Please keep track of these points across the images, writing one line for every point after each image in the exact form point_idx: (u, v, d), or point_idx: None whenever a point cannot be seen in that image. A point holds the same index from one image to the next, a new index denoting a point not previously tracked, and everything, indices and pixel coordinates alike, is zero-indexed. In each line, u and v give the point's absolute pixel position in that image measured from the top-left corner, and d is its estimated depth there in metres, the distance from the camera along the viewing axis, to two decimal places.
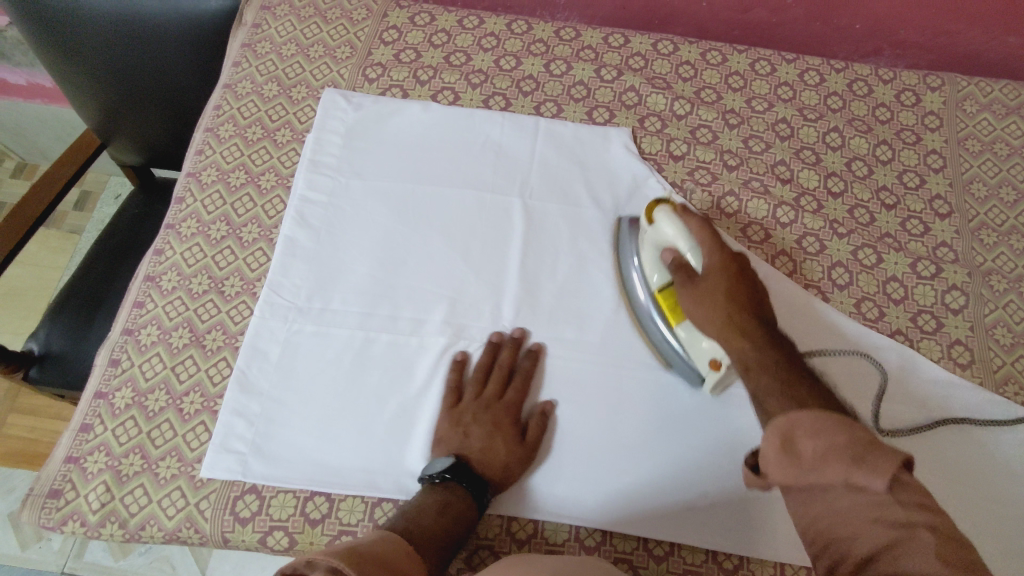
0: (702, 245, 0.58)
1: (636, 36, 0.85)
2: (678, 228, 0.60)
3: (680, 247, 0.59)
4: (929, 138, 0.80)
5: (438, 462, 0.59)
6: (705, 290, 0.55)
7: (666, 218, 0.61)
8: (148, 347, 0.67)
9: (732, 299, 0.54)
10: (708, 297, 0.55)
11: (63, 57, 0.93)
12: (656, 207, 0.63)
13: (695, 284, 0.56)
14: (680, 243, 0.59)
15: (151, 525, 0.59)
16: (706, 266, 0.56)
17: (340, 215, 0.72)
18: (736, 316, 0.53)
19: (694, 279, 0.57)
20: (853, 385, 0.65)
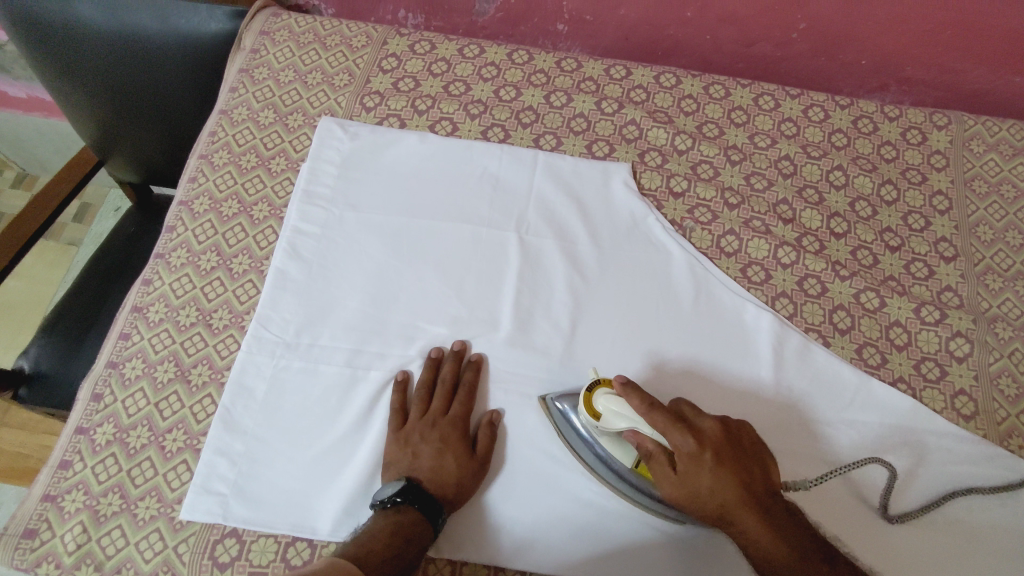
0: (663, 433, 0.55)
1: (639, 68, 0.84)
2: (630, 416, 0.56)
3: (642, 433, 0.56)
4: (935, 178, 0.78)
5: (388, 487, 0.57)
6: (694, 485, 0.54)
7: (612, 410, 0.57)
8: (132, 381, 0.65)
9: (723, 495, 0.53)
10: (695, 493, 0.54)
11: (61, 77, 0.92)
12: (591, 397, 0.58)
13: (677, 480, 0.55)
14: (640, 428, 0.56)
15: (127, 568, 0.57)
16: (680, 460, 0.54)
17: (333, 248, 0.71)
18: (731, 509, 0.53)
19: (674, 474, 0.55)
20: (829, 500, 0.61)
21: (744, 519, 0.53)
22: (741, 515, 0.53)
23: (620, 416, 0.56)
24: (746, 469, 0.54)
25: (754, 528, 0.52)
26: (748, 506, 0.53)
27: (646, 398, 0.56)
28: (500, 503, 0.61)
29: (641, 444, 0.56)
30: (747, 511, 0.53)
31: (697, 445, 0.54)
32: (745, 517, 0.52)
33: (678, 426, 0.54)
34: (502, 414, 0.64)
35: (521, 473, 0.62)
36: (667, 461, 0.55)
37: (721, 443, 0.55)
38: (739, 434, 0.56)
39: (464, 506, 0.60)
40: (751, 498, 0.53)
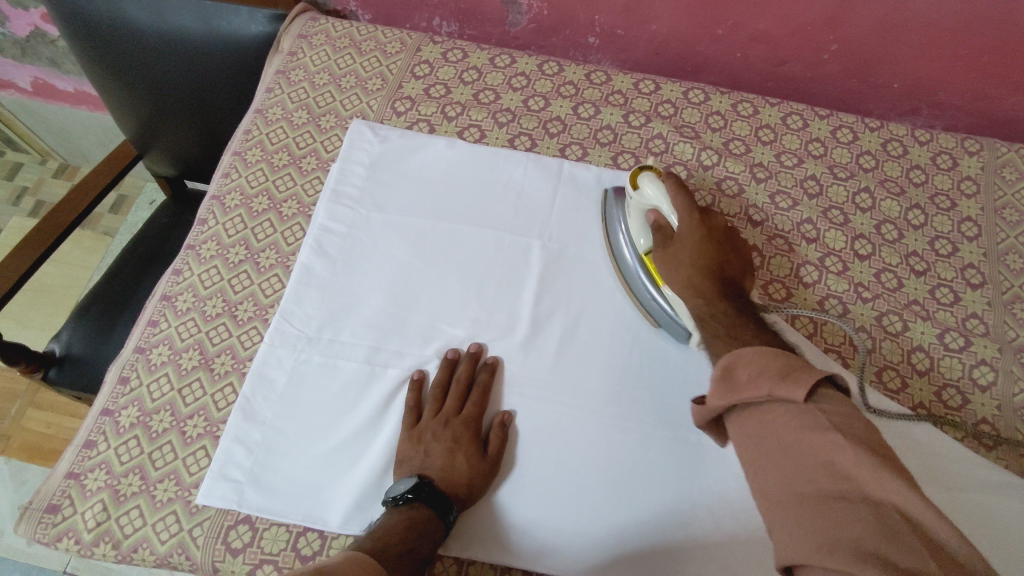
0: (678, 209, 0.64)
1: (667, 83, 0.85)
2: (661, 194, 0.65)
3: (661, 212, 0.66)
4: (964, 204, 0.77)
5: (401, 484, 0.58)
6: (675, 252, 0.64)
7: (650, 185, 0.66)
8: (158, 366, 0.67)
9: (696, 260, 0.63)
10: (675, 255, 0.64)
11: (108, 71, 0.96)
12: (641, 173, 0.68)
13: (665, 244, 0.65)
14: (663, 206, 0.66)
15: (144, 548, 0.59)
16: (678, 229, 0.64)
17: (357, 246, 0.73)
18: (696, 273, 0.62)
19: (666, 240, 0.65)
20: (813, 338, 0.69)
21: (704, 283, 0.62)
22: (700, 278, 0.62)
23: (653, 196, 0.66)
24: (725, 256, 0.63)
25: (706, 288, 0.61)
26: (710, 275, 0.62)
27: (682, 185, 0.65)
28: (509, 503, 0.61)
29: (657, 221, 0.67)
30: (707, 281, 0.62)
31: (697, 222, 0.64)
32: (702, 281, 0.62)
33: (691, 210, 0.64)
34: (515, 416, 0.65)
35: (529, 473, 0.62)
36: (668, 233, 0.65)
37: (720, 233, 0.64)
38: (738, 238, 0.66)
39: (474, 505, 0.60)
40: (717, 274, 0.62)
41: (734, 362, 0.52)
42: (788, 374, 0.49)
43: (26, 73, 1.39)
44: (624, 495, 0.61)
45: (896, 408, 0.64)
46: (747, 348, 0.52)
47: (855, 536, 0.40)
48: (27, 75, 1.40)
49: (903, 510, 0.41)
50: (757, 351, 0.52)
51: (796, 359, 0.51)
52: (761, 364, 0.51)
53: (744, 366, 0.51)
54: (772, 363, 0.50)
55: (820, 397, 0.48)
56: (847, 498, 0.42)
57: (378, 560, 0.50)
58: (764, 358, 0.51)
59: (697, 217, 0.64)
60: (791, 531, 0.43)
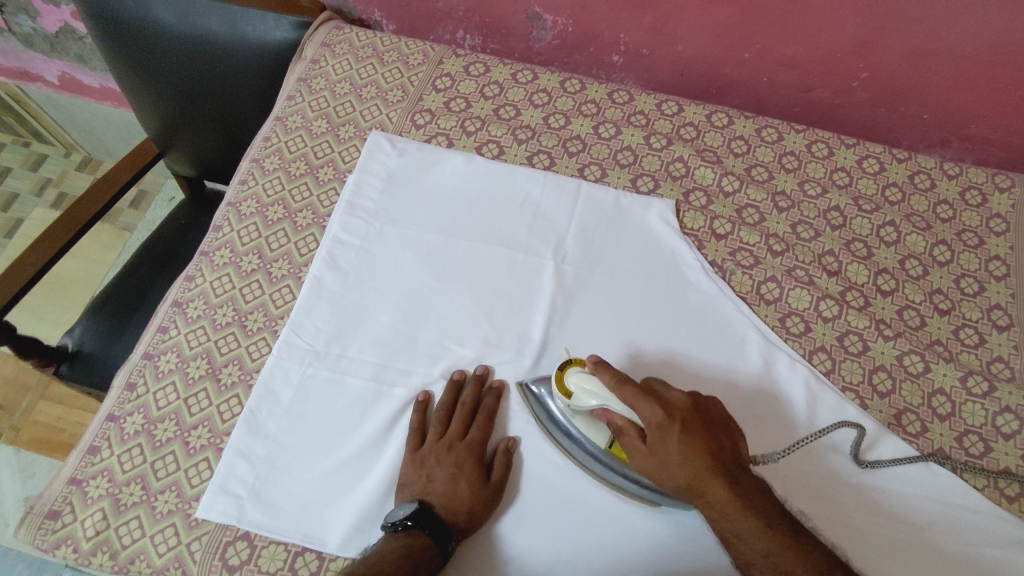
0: (636, 406, 0.55)
1: (691, 106, 0.84)
2: (600, 394, 0.58)
3: (612, 410, 0.57)
4: (993, 242, 0.75)
5: (401, 508, 0.57)
6: (665, 461, 0.54)
7: (585, 386, 0.58)
8: (165, 374, 0.67)
9: (691, 461, 0.53)
10: (665, 465, 0.54)
11: (132, 72, 0.96)
12: (566, 374, 0.60)
13: (645, 451, 0.55)
14: (610, 405, 0.57)
15: (141, 560, 0.59)
16: (648, 430, 0.55)
17: (370, 260, 0.72)
18: (699, 482, 0.53)
19: (643, 446, 0.55)
20: (812, 469, 0.62)
21: (714, 488, 0.52)
22: (711, 487, 0.52)
23: (591, 394, 0.58)
24: (715, 440, 0.54)
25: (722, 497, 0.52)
26: (717, 476, 0.52)
27: (616, 375, 0.57)
28: (509, 534, 0.60)
29: (610, 420, 0.57)
30: (718, 483, 0.52)
31: (664, 415, 0.54)
32: (714, 488, 0.52)
33: (641, 397, 0.55)
34: (520, 442, 0.64)
35: (532, 503, 0.61)
36: (637, 435, 0.55)
37: (688, 416, 0.55)
38: (709, 406, 0.57)
39: (474, 533, 0.59)
40: (720, 467, 0.53)
41: None
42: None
43: (54, 68, 1.41)
44: (629, 532, 0.59)
45: (915, 456, 0.62)
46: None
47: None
48: (55, 70, 1.42)
49: None
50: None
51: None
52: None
53: None
54: None
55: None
56: None
57: None
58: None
59: (657, 408, 0.55)
60: None
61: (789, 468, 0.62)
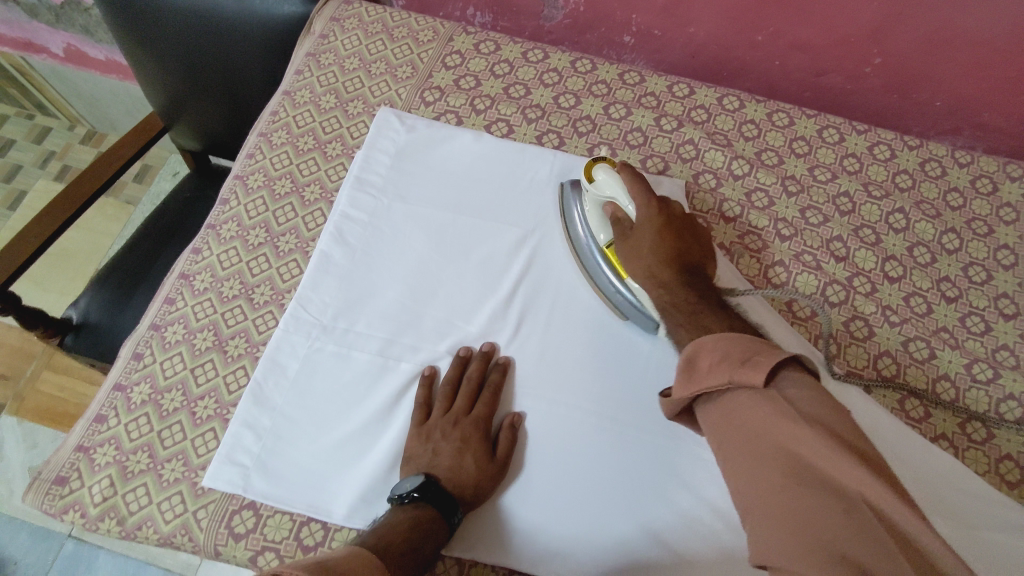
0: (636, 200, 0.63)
1: (702, 88, 0.83)
2: (616, 186, 0.64)
3: (618, 204, 0.64)
4: (1002, 231, 0.75)
5: (407, 482, 0.58)
6: (635, 245, 0.62)
7: (605, 176, 0.65)
8: (172, 345, 0.67)
9: (658, 249, 0.61)
10: (638, 248, 0.62)
11: (139, 43, 0.95)
12: (594, 165, 0.67)
13: (627, 237, 0.63)
14: (619, 200, 0.64)
15: (148, 526, 0.59)
16: (636, 220, 0.62)
17: (378, 235, 0.72)
18: (656, 268, 0.60)
19: (628, 232, 0.63)
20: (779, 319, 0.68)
21: (664, 275, 0.59)
22: (664, 270, 0.59)
23: (608, 186, 0.65)
24: (686, 245, 0.61)
25: (669, 277, 0.59)
26: (675, 264, 0.60)
27: (636, 176, 0.64)
28: (513, 508, 0.60)
29: (614, 213, 0.64)
30: (670, 271, 0.59)
31: (655, 212, 0.62)
32: (667, 273, 0.59)
33: (648, 195, 0.63)
34: (525, 418, 0.64)
35: (535, 479, 0.61)
36: (627, 227, 0.63)
37: (675, 219, 0.63)
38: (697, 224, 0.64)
39: (478, 508, 0.60)
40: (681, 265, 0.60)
41: (698, 353, 0.49)
42: (749, 361, 0.46)
43: (60, 39, 1.40)
44: (633, 508, 0.60)
45: (912, 434, 0.63)
46: (711, 337, 0.49)
47: (827, 539, 0.38)
48: (60, 41, 1.41)
49: (873, 506, 0.39)
50: (721, 339, 0.48)
51: (758, 344, 0.47)
52: (724, 353, 0.47)
53: (707, 354, 0.48)
54: (738, 351, 0.47)
55: (783, 383, 0.45)
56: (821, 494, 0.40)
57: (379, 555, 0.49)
58: (726, 346, 0.48)
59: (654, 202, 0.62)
60: (761, 533, 0.41)
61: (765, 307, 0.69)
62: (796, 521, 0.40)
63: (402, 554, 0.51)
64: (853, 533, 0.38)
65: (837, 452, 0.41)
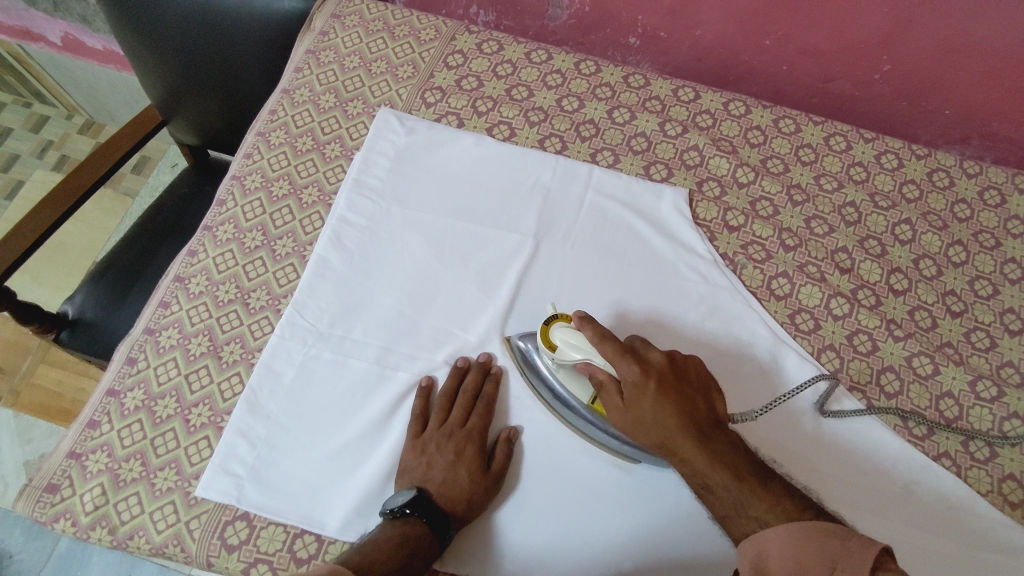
0: (617, 364, 0.56)
1: (708, 92, 0.82)
2: (585, 348, 0.58)
3: (594, 363, 0.58)
4: (1010, 244, 0.74)
5: (400, 496, 0.57)
6: (638, 416, 0.55)
7: (568, 338, 0.59)
8: (166, 350, 0.66)
9: (665, 417, 0.54)
10: (638, 419, 0.55)
11: (136, 38, 0.94)
12: (550, 329, 0.60)
13: (621, 406, 0.56)
14: (593, 360, 0.58)
15: (139, 536, 0.58)
16: (625, 388, 0.56)
17: (376, 241, 0.71)
18: (672, 438, 0.54)
19: (620, 401, 0.56)
20: (778, 431, 0.63)
21: (682, 447, 0.54)
22: (682, 444, 0.54)
23: (576, 349, 0.58)
24: (688, 401, 0.55)
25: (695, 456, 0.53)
26: (690, 435, 0.54)
27: (599, 330, 0.58)
28: (507, 523, 0.59)
29: (593, 375, 0.58)
30: (690, 445, 0.53)
31: (641, 372, 0.56)
32: (688, 448, 0.53)
33: (624, 355, 0.56)
34: (521, 431, 0.63)
35: (531, 492, 0.60)
36: (615, 391, 0.56)
37: (664, 372, 0.56)
38: (685, 366, 0.58)
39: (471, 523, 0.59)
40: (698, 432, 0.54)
41: (764, 559, 0.48)
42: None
43: (57, 28, 1.38)
44: (628, 523, 0.59)
45: (914, 453, 0.62)
46: (773, 540, 0.48)
47: None
48: (57, 30, 1.39)
49: None
50: (790, 544, 0.47)
51: (833, 544, 0.46)
52: (792, 560, 0.46)
53: (775, 563, 0.47)
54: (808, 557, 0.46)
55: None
56: None
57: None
58: (797, 554, 0.47)
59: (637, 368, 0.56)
60: None
61: (761, 426, 0.63)
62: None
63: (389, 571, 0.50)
64: None
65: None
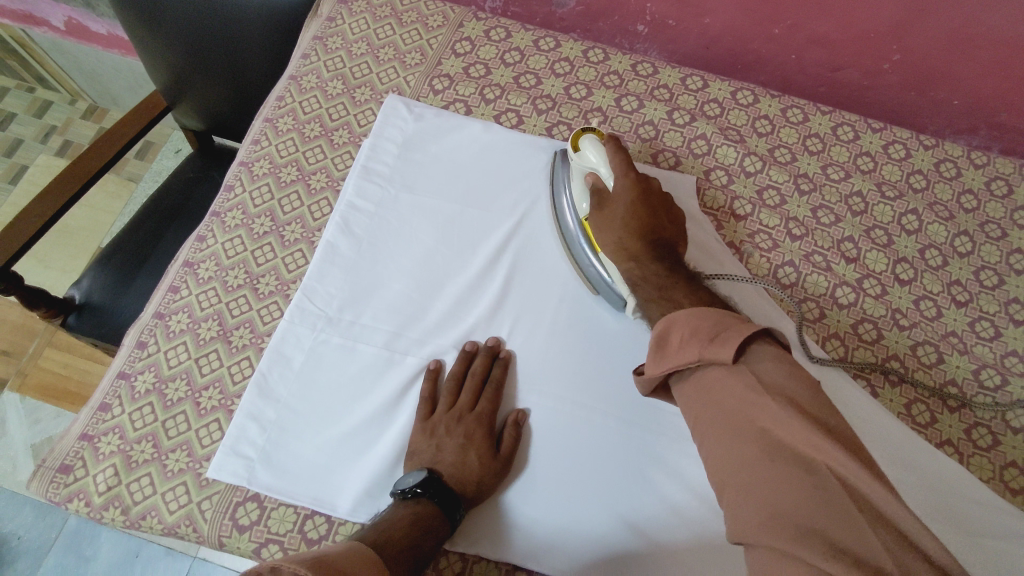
0: (615, 174, 0.63)
1: (716, 81, 0.82)
2: (599, 156, 0.65)
3: (600, 175, 0.65)
4: (1016, 235, 0.74)
5: (410, 477, 0.57)
6: (608, 218, 0.63)
7: (590, 146, 0.66)
8: (176, 334, 0.67)
9: (628, 221, 0.61)
10: (609, 218, 0.63)
11: (142, 24, 0.93)
12: (583, 135, 0.67)
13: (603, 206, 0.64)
14: (600, 170, 0.65)
15: (152, 516, 0.59)
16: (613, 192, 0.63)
17: (384, 226, 0.71)
18: (630, 238, 0.61)
19: (603, 201, 0.64)
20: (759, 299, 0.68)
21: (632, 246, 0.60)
22: (633, 241, 0.60)
23: (591, 157, 0.65)
24: (658, 222, 0.61)
25: (638, 248, 0.60)
26: (643, 235, 0.60)
27: (619, 147, 0.64)
28: (516, 502, 0.60)
29: (595, 183, 0.65)
30: (637, 243, 0.60)
31: (631, 186, 0.62)
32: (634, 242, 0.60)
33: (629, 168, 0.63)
34: (530, 415, 0.64)
35: (541, 471, 0.61)
36: (605, 196, 0.64)
37: (653, 193, 0.63)
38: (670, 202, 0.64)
39: (480, 505, 0.60)
40: (650, 240, 0.60)
41: (667, 330, 0.50)
42: (715, 337, 0.47)
43: (61, 13, 1.38)
44: (637, 503, 0.60)
45: (919, 444, 0.62)
46: (680, 314, 0.50)
47: (800, 512, 0.37)
48: (61, 14, 1.38)
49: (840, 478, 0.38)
50: (690, 317, 0.49)
51: (732, 323, 0.47)
52: (692, 329, 0.48)
53: (676, 330, 0.49)
54: (706, 326, 0.48)
55: (750, 355, 0.46)
56: (793, 465, 0.40)
57: (379, 553, 0.48)
58: (695, 323, 0.48)
59: (633, 176, 0.63)
60: (738, 503, 0.40)
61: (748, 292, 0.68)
62: (761, 492, 0.39)
63: (401, 550, 0.50)
64: (833, 509, 0.37)
65: (807, 425, 0.41)
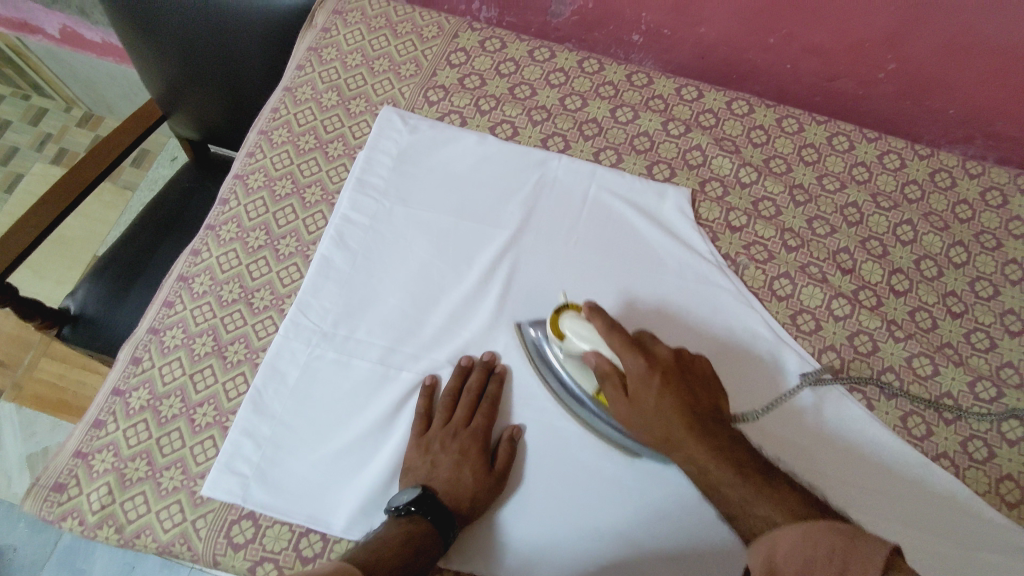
0: (624, 356, 0.55)
1: (711, 91, 0.82)
2: (593, 339, 0.57)
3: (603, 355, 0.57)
4: (1011, 245, 0.74)
5: (404, 494, 0.57)
6: (643, 408, 0.55)
7: (575, 331, 0.58)
8: (171, 350, 0.67)
9: (671, 411, 0.54)
10: (643, 412, 0.55)
11: (137, 35, 0.93)
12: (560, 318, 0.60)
13: (627, 400, 0.56)
14: (601, 350, 0.57)
15: (146, 535, 0.59)
16: (633, 381, 0.55)
17: (379, 240, 0.71)
18: (677, 433, 0.53)
19: (625, 395, 0.56)
20: (786, 426, 0.63)
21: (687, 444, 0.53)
22: (688, 440, 0.53)
23: (583, 339, 0.57)
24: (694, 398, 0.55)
25: (688, 440, 0.52)
26: (690, 427, 0.53)
27: (608, 320, 0.57)
28: (513, 516, 0.60)
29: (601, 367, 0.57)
30: (692, 440, 0.52)
31: (648, 368, 0.55)
32: (689, 441, 0.53)
33: (633, 348, 0.56)
34: (524, 431, 0.63)
35: (536, 488, 0.61)
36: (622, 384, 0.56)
37: (670, 368, 0.56)
38: (690, 361, 0.58)
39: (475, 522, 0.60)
40: (701, 427, 0.53)
41: (771, 554, 0.45)
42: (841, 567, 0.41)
43: (55, 21, 1.37)
44: (632, 516, 0.60)
45: (915, 458, 0.62)
46: (788, 533, 0.45)
47: None
48: (56, 23, 1.38)
49: None
50: (797, 538, 0.44)
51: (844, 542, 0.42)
52: (803, 553, 0.43)
53: (784, 552, 0.44)
54: (822, 548, 0.42)
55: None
56: None
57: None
58: (805, 546, 0.43)
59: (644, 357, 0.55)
60: None
61: (768, 424, 0.63)
62: None
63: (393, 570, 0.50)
64: None
65: None
